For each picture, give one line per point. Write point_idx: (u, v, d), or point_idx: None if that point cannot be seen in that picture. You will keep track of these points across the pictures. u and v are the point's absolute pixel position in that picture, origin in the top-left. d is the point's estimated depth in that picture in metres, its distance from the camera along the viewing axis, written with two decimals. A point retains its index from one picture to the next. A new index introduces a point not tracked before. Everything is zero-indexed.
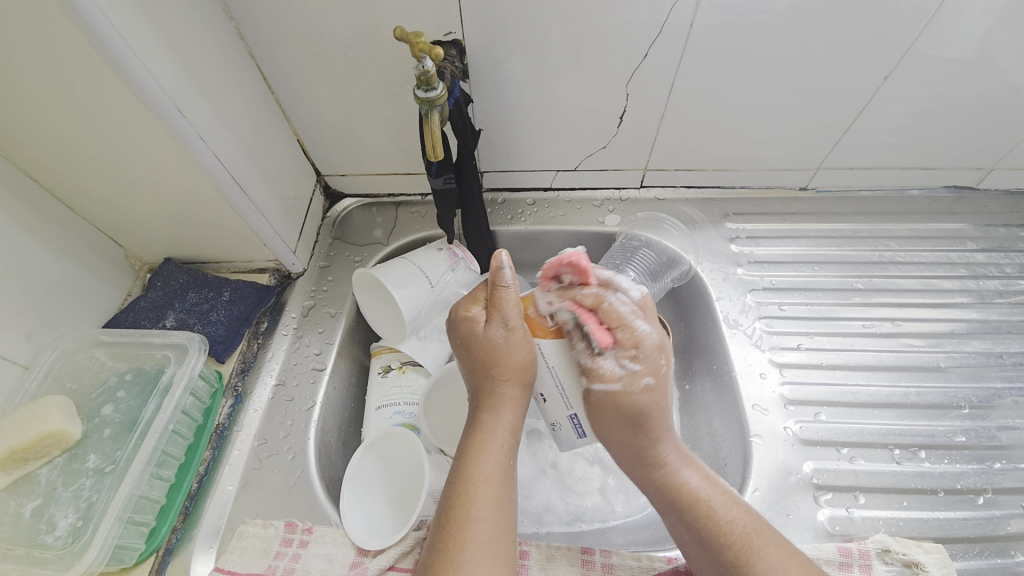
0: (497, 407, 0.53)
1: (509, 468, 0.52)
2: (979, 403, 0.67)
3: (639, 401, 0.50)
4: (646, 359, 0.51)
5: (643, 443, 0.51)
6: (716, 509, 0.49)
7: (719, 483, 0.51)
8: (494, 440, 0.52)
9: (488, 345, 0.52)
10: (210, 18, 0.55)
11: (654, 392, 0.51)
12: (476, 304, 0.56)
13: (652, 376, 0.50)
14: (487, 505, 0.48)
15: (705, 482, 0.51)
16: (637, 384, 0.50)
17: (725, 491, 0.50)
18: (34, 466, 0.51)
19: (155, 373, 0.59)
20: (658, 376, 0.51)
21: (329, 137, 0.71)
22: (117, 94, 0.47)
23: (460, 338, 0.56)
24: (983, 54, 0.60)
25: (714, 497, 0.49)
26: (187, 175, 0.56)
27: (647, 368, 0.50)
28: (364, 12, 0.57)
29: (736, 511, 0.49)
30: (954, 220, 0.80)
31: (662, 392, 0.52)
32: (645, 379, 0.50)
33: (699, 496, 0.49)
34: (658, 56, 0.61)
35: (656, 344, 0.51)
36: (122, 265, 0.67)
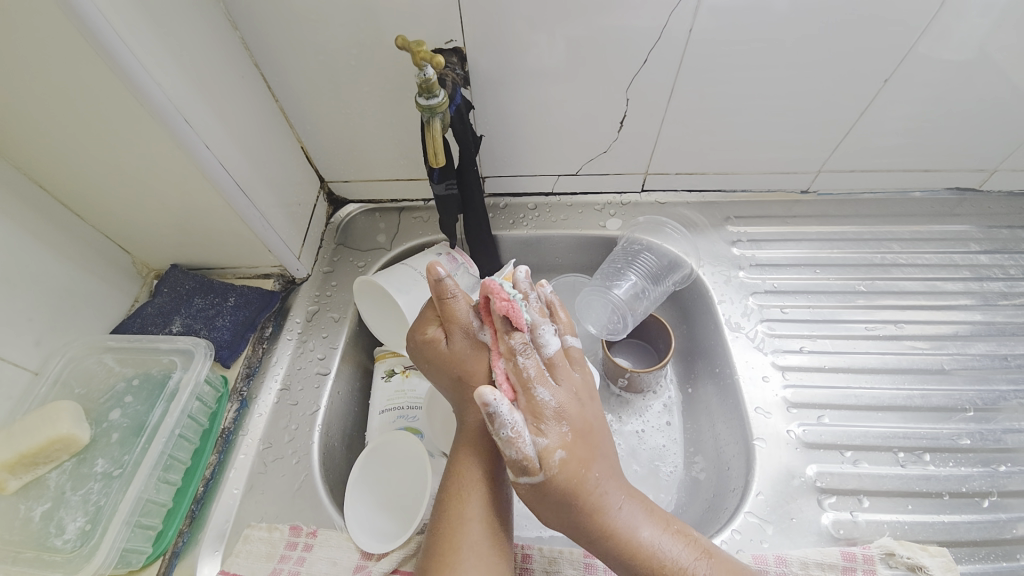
0: (480, 412, 0.54)
1: (501, 468, 0.52)
2: (984, 406, 0.66)
3: (565, 487, 0.47)
4: (554, 428, 0.48)
5: (587, 521, 0.48)
6: (677, 568, 0.47)
7: (679, 535, 0.49)
8: (484, 439, 0.53)
9: (458, 357, 0.55)
10: (216, 29, 0.56)
11: (572, 467, 0.47)
12: (431, 326, 0.57)
13: (563, 450, 0.47)
14: (479, 506, 0.49)
15: (662, 536, 0.49)
16: (548, 462, 0.47)
17: (687, 544, 0.49)
18: (43, 470, 0.52)
19: (162, 378, 0.59)
20: (572, 447, 0.48)
21: (333, 144, 0.72)
22: (125, 105, 0.48)
23: (426, 360, 0.57)
24: (982, 56, 0.61)
25: (673, 555, 0.48)
26: (193, 184, 0.57)
27: (558, 441, 0.48)
28: (366, 21, 0.58)
29: (698, 565, 0.48)
30: (957, 221, 0.79)
31: (581, 463, 0.48)
32: (555, 457, 0.47)
33: (657, 557, 0.48)
34: (658, 62, 0.62)
35: (559, 411, 0.49)
36: (129, 271, 0.68)
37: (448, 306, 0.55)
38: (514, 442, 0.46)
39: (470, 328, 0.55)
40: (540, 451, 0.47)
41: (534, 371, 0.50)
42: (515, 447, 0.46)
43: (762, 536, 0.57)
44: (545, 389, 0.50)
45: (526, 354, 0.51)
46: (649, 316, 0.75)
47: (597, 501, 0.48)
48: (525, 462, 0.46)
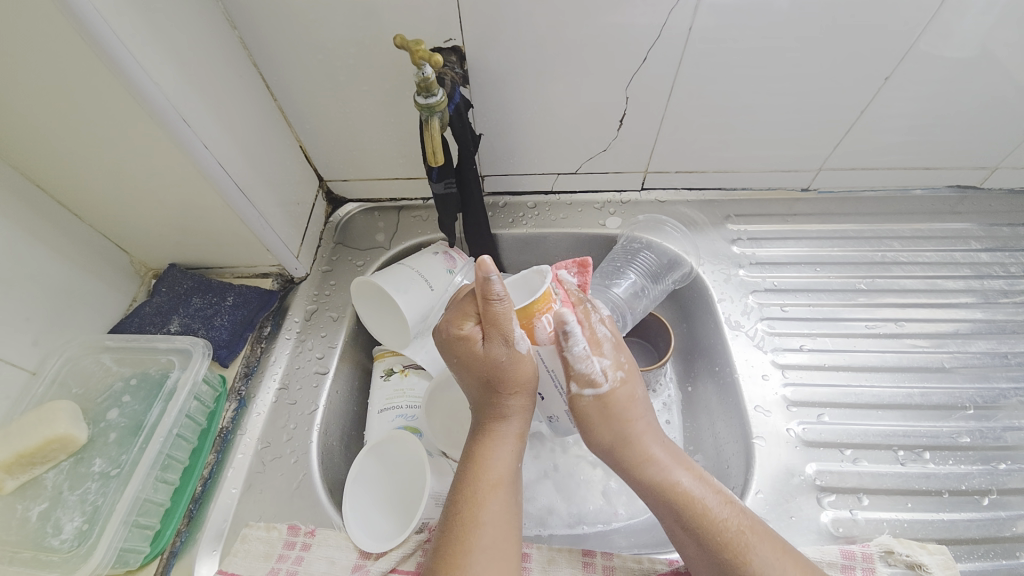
0: (505, 418, 0.53)
1: (518, 472, 0.52)
2: (984, 404, 0.66)
3: (619, 401, 0.51)
4: (612, 354, 0.52)
5: (628, 446, 0.51)
6: (710, 509, 0.48)
7: (711, 482, 0.51)
8: (503, 446, 0.52)
9: (492, 362, 0.50)
10: (214, 28, 0.56)
11: (625, 388, 0.52)
12: (468, 321, 0.52)
13: (619, 370, 0.52)
14: (497, 509, 0.49)
15: (696, 482, 0.50)
16: (609, 377, 0.51)
17: (718, 490, 0.50)
18: (41, 470, 0.51)
19: (159, 378, 0.59)
20: (627, 372, 0.53)
21: (332, 143, 0.72)
22: (122, 104, 0.48)
23: (455, 357, 0.53)
24: (984, 53, 0.60)
25: (705, 497, 0.49)
26: (191, 183, 0.57)
27: (614, 363, 0.52)
28: (364, 19, 0.57)
29: (729, 509, 0.49)
30: (958, 219, 0.79)
31: (635, 389, 0.53)
32: (614, 375, 0.52)
33: (690, 495, 0.49)
34: (657, 60, 0.62)
35: (614, 343, 0.53)
36: (127, 270, 0.68)
37: (493, 308, 0.48)
38: (585, 358, 0.50)
39: (511, 336, 0.49)
40: (602, 371, 0.51)
41: (595, 312, 0.54)
42: (586, 362, 0.50)
43: None
44: (602, 325, 0.53)
45: (588, 298, 0.54)
46: (648, 314, 0.75)
47: (641, 428, 0.52)
48: (593, 375, 0.50)
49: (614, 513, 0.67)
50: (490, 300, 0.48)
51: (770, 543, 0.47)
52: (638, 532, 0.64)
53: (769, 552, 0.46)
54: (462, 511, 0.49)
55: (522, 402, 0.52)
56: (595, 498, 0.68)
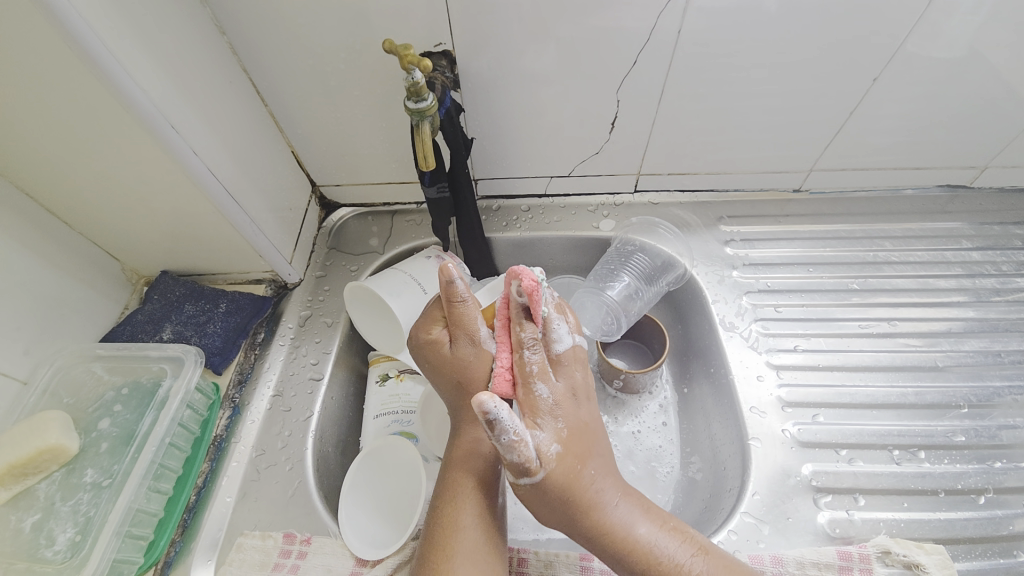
0: (480, 418, 0.54)
1: (500, 472, 0.52)
2: (978, 402, 0.66)
3: (559, 482, 0.46)
4: (550, 423, 0.48)
5: (584, 521, 0.47)
6: (673, 566, 0.46)
7: (677, 533, 0.48)
8: (482, 445, 0.52)
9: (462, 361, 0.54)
10: (204, 34, 0.56)
11: (568, 462, 0.47)
12: (436, 326, 0.56)
13: (559, 445, 0.47)
14: (479, 509, 0.49)
15: (660, 533, 0.48)
16: (544, 458, 0.46)
17: (684, 540, 0.48)
18: (33, 481, 0.51)
19: (152, 386, 0.59)
20: (568, 444, 0.48)
21: (324, 148, 0.72)
22: (112, 111, 0.48)
23: (426, 361, 0.56)
24: (971, 53, 0.61)
25: (670, 551, 0.47)
26: (182, 190, 0.56)
27: (552, 435, 0.47)
28: (354, 25, 0.58)
29: (695, 563, 0.46)
30: (949, 218, 0.80)
31: (579, 458, 0.48)
32: (552, 451, 0.46)
33: (653, 555, 0.46)
34: (648, 63, 0.62)
35: (556, 407, 0.49)
36: (119, 278, 0.67)
37: (457, 311, 0.53)
38: (516, 441, 0.44)
39: (477, 335, 0.54)
40: (537, 452, 0.45)
41: (539, 365, 0.51)
42: (517, 450, 0.44)
43: (758, 536, 0.57)
44: (543, 386, 0.50)
45: (532, 347, 0.51)
46: (643, 316, 0.75)
47: (591, 498, 0.47)
48: (527, 464, 0.44)
49: None
50: (453, 303, 0.53)
51: None
52: None
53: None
54: (446, 512, 0.49)
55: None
56: None
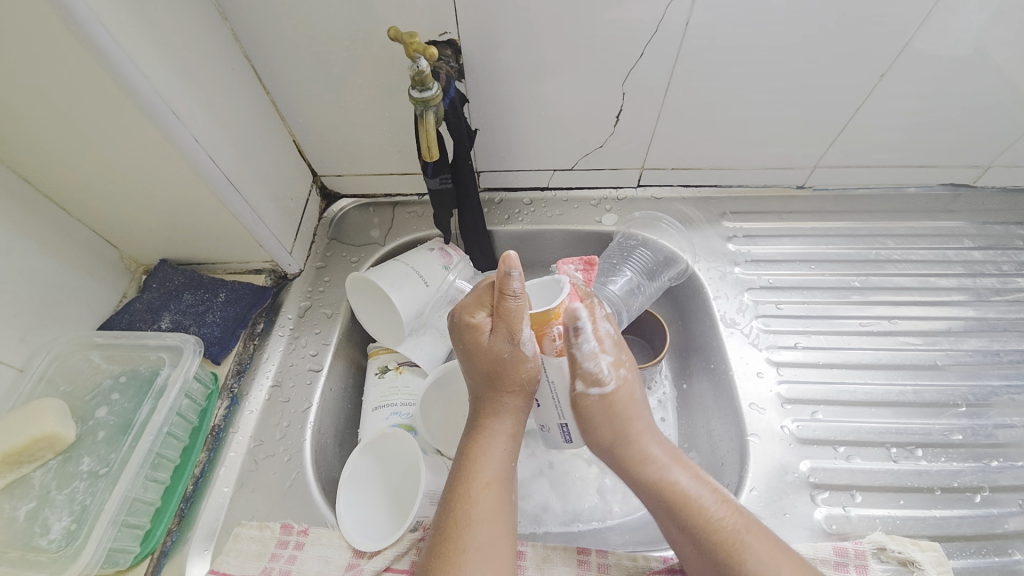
0: (499, 415, 0.52)
1: (512, 472, 0.52)
2: (976, 401, 0.67)
3: (621, 398, 0.53)
4: (615, 352, 0.55)
5: (627, 446, 0.53)
6: (706, 507, 0.49)
7: (710, 483, 0.51)
8: (496, 444, 0.52)
9: (495, 356, 0.50)
10: (205, 19, 0.55)
11: (624, 389, 0.53)
12: (480, 309, 0.53)
13: (620, 368, 0.53)
14: (491, 506, 0.49)
15: (695, 481, 0.51)
16: (612, 376, 0.52)
17: (715, 489, 0.50)
18: (28, 469, 0.51)
19: (150, 375, 0.59)
20: (627, 371, 0.54)
21: (325, 137, 0.71)
22: (110, 95, 0.47)
23: (462, 345, 0.54)
24: (980, 51, 0.60)
25: (703, 496, 0.50)
26: (181, 177, 0.55)
27: (616, 362, 0.53)
28: (358, 12, 0.57)
29: (726, 509, 0.49)
30: (951, 218, 0.80)
31: (634, 389, 0.54)
32: (619, 372, 0.53)
33: (688, 494, 0.50)
34: (655, 55, 0.61)
35: (618, 344, 0.54)
36: (117, 266, 0.67)
37: (506, 304, 0.48)
38: (593, 356, 0.50)
39: (517, 334, 0.48)
40: (609, 370, 0.52)
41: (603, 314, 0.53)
42: (593, 360, 0.50)
43: None
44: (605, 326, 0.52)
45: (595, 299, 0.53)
46: (644, 312, 0.75)
47: (640, 427, 0.53)
48: (599, 375, 0.51)
49: (609, 510, 0.67)
50: (504, 295, 0.48)
51: (766, 544, 0.47)
52: (634, 530, 0.64)
53: (765, 552, 0.46)
54: (454, 507, 0.48)
55: (515, 402, 0.52)
56: (590, 495, 0.68)
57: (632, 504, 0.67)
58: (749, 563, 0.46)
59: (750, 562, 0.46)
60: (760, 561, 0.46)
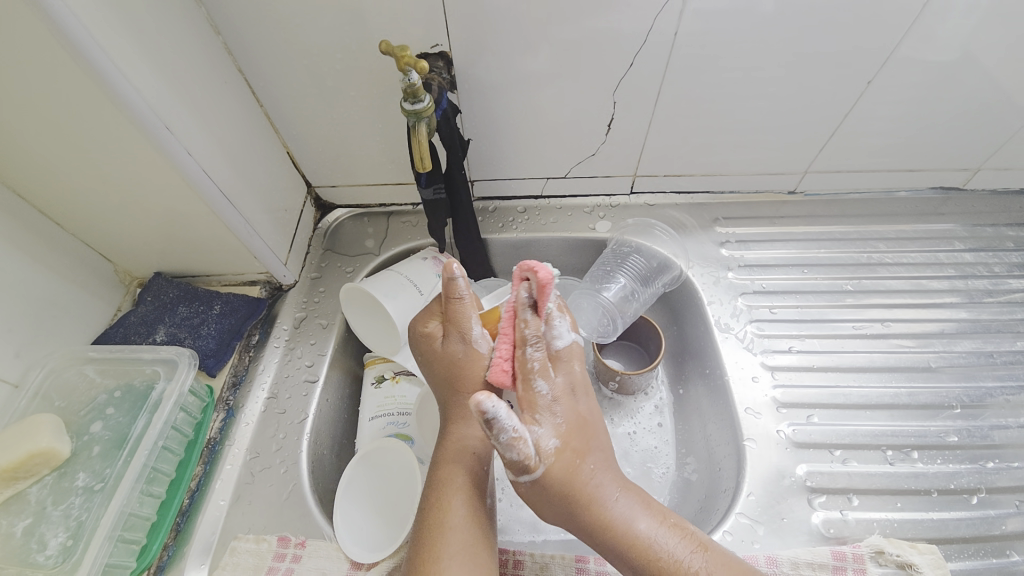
0: (466, 419, 0.53)
1: (485, 478, 0.52)
2: (971, 403, 0.67)
3: (562, 471, 0.47)
4: (549, 419, 0.49)
5: (582, 518, 0.47)
6: (672, 565, 0.45)
7: (678, 529, 0.47)
8: (466, 447, 0.52)
9: (452, 356, 0.54)
10: (198, 34, 0.56)
11: (567, 456, 0.48)
12: (434, 319, 0.57)
13: (556, 437, 0.48)
14: (466, 510, 0.48)
15: (660, 530, 0.47)
16: (546, 450, 0.47)
17: (684, 537, 0.47)
18: (23, 485, 0.50)
19: (145, 389, 0.58)
20: (563, 441, 0.48)
21: (319, 149, 0.72)
22: (105, 111, 0.47)
23: (422, 355, 0.57)
24: (965, 56, 0.61)
25: (671, 550, 0.46)
26: (177, 191, 0.56)
27: (552, 430, 0.48)
28: (351, 26, 0.57)
29: (695, 559, 0.46)
30: (942, 220, 0.80)
31: (574, 454, 0.48)
32: (550, 447, 0.47)
33: (653, 552, 0.46)
34: (644, 65, 0.62)
35: (555, 402, 0.50)
36: (111, 280, 0.67)
37: (454, 307, 0.54)
38: (516, 442, 0.44)
39: (467, 334, 0.54)
40: (537, 449, 0.47)
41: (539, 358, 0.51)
42: (516, 448, 0.44)
43: (753, 537, 0.57)
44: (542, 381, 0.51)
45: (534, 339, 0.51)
46: (639, 318, 0.76)
47: (592, 488, 0.48)
48: (526, 462, 0.45)
49: None
50: (452, 299, 0.54)
51: None
52: None
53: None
54: (436, 511, 0.48)
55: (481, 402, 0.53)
56: None
57: None
58: None
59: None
60: None
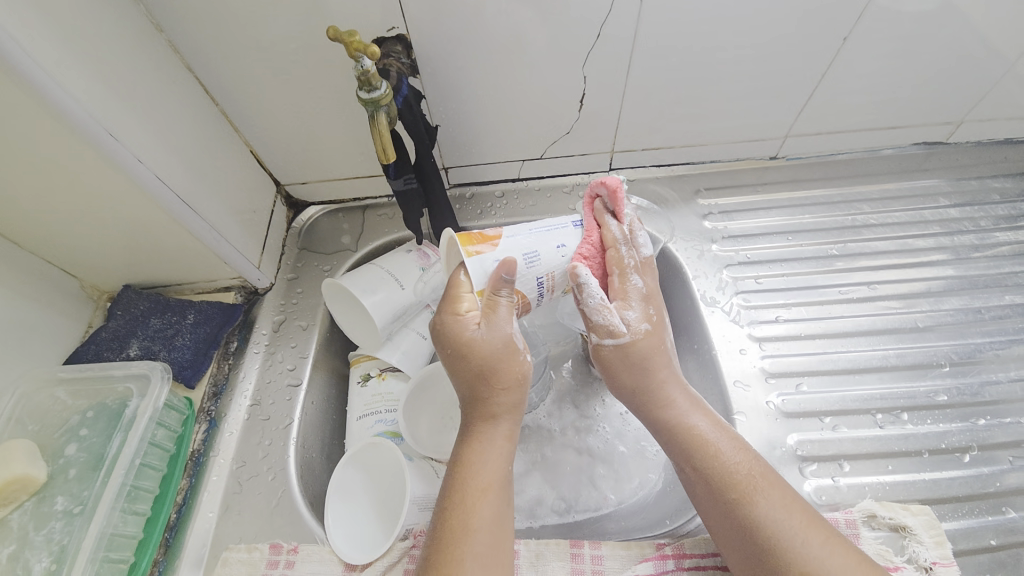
0: (506, 414, 0.51)
1: (510, 478, 0.50)
2: (959, 360, 0.67)
3: (644, 353, 0.52)
4: (641, 307, 0.53)
5: (650, 396, 0.53)
6: (721, 453, 0.50)
7: (729, 431, 0.52)
8: (490, 449, 0.50)
9: (485, 352, 0.50)
10: (138, 34, 0.53)
11: (652, 338, 0.53)
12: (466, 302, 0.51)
13: (648, 323, 0.53)
14: (494, 511, 0.48)
15: (714, 428, 0.51)
16: (637, 330, 0.52)
17: (733, 437, 0.51)
18: (2, 513, 0.50)
19: (118, 407, 0.57)
20: (651, 328, 0.53)
21: (284, 146, 0.69)
22: (43, 123, 0.45)
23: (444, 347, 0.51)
24: (942, 4, 0.59)
25: (720, 440, 0.51)
26: (133, 202, 0.54)
27: (643, 316, 0.53)
28: (303, 13, 0.55)
29: (743, 458, 0.50)
30: (927, 176, 0.79)
31: (660, 340, 0.53)
32: (640, 327, 0.53)
33: (705, 438, 0.51)
34: (613, 34, 0.60)
35: (647, 297, 0.53)
36: (79, 296, 0.65)
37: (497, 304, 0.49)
38: (601, 311, 0.52)
39: (507, 331, 0.50)
40: (624, 324, 0.52)
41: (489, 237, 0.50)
42: (602, 314, 0.52)
43: None
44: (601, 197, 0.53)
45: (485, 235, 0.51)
46: None
47: (663, 378, 0.53)
48: (612, 328, 0.52)
49: (604, 499, 0.67)
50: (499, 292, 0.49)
51: (781, 493, 0.47)
52: (630, 516, 0.66)
53: (776, 499, 0.47)
54: (462, 513, 0.47)
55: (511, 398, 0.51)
56: (585, 485, 0.68)
57: (625, 490, 0.67)
58: (759, 505, 0.47)
59: (760, 506, 0.47)
60: (770, 506, 0.46)
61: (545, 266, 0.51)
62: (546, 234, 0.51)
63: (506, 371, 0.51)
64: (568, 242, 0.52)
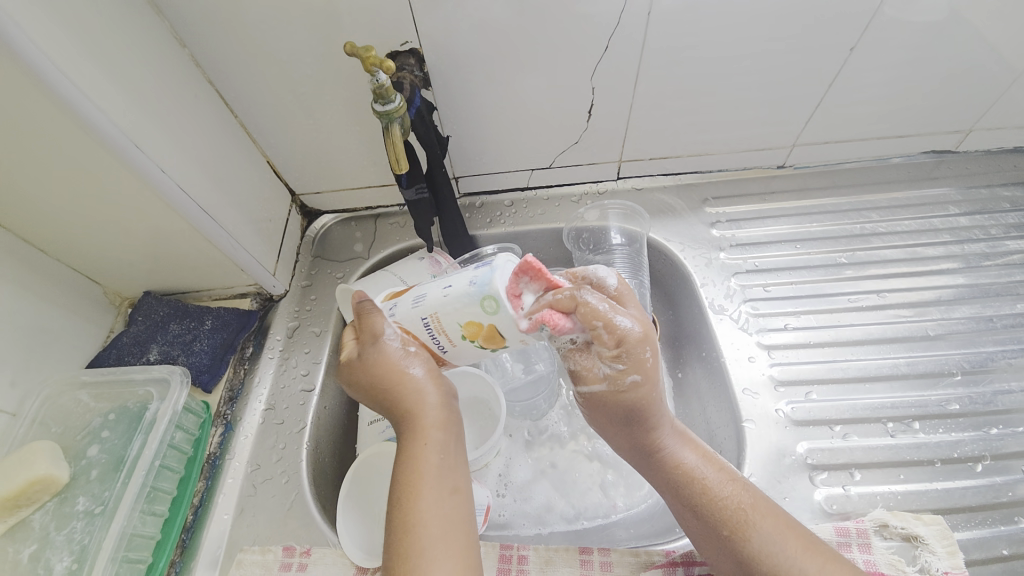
0: (422, 412, 0.49)
1: (459, 471, 0.48)
2: (971, 368, 0.66)
3: (633, 407, 0.48)
4: (629, 359, 0.46)
5: (640, 438, 0.51)
6: (713, 488, 0.49)
7: (715, 461, 0.51)
8: (428, 442, 0.48)
9: (372, 366, 0.50)
10: (164, 51, 0.55)
11: (641, 390, 0.48)
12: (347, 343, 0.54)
13: (638, 373, 0.47)
14: (432, 508, 0.45)
15: (703, 462, 0.51)
16: (623, 382, 0.47)
17: (722, 467, 0.51)
18: (26, 512, 0.51)
19: (139, 410, 0.59)
20: (642, 377, 0.47)
21: (300, 156, 0.71)
22: (71, 136, 0.47)
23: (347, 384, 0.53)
24: (946, 16, 0.60)
25: (710, 474, 0.50)
26: (156, 211, 0.56)
27: (631, 368, 0.46)
28: (321, 29, 0.57)
29: (733, 489, 0.49)
30: (936, 184, 0.79)
31: (653, 388, 0.48)
32: (629, 380, 0.47)
33: (694, 474, 0.50)
34: (621, 46, 0.61)
35: (636, 343, 0.46)
36: (102, 302, 0.67)
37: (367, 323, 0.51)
38: (570, 354, 0.49)
39: (382, 335, 0.50)
40: (607, 368, 0.48)
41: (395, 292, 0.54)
42: (574, 359, 0.49)
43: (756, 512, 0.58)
44: (528, 292, 0.45)
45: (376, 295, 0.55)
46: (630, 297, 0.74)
47: (653, 422, 0.50)
48: (590, 372, 0.48)
49: (613, 506, 0.67)
50: (365, 316, 0.51)
51: (775, 521, 0.47)
52: (639, 523, 0.65)
53: (771, 530, 0.47)
54: (401, 515, 0.45)
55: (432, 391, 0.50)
56: (594, 493, 0.68)
57: (635, 497, 0.67)
58: (754, 539, 0.47)
59: (754, 540, 0.47)
60: (766, 538, 0.47)
61: (427, 305, 0.47)
62: (443, 275, 0.48)
63: (392, 378, 0.49)
64: (456, 283, 0.46)
